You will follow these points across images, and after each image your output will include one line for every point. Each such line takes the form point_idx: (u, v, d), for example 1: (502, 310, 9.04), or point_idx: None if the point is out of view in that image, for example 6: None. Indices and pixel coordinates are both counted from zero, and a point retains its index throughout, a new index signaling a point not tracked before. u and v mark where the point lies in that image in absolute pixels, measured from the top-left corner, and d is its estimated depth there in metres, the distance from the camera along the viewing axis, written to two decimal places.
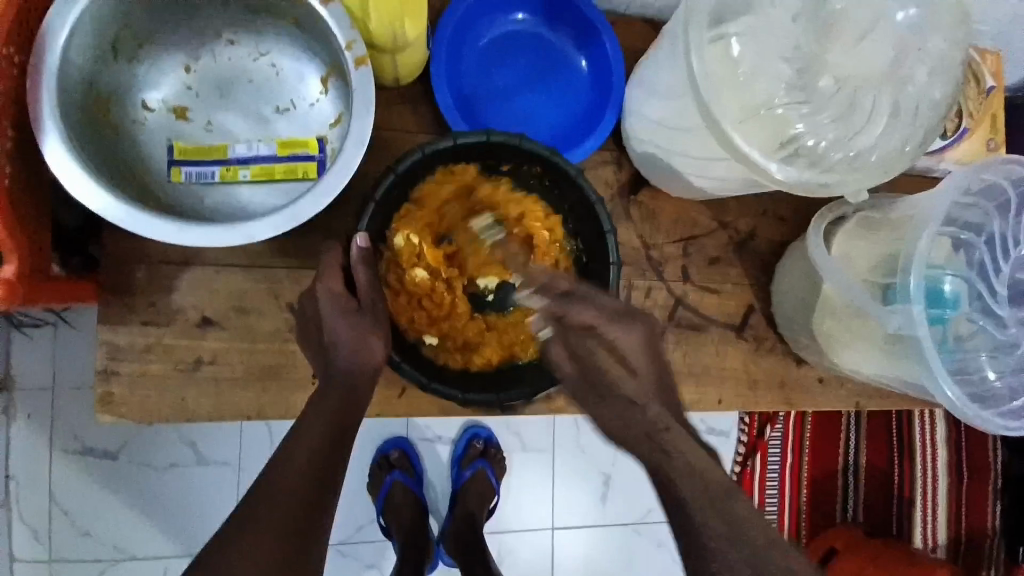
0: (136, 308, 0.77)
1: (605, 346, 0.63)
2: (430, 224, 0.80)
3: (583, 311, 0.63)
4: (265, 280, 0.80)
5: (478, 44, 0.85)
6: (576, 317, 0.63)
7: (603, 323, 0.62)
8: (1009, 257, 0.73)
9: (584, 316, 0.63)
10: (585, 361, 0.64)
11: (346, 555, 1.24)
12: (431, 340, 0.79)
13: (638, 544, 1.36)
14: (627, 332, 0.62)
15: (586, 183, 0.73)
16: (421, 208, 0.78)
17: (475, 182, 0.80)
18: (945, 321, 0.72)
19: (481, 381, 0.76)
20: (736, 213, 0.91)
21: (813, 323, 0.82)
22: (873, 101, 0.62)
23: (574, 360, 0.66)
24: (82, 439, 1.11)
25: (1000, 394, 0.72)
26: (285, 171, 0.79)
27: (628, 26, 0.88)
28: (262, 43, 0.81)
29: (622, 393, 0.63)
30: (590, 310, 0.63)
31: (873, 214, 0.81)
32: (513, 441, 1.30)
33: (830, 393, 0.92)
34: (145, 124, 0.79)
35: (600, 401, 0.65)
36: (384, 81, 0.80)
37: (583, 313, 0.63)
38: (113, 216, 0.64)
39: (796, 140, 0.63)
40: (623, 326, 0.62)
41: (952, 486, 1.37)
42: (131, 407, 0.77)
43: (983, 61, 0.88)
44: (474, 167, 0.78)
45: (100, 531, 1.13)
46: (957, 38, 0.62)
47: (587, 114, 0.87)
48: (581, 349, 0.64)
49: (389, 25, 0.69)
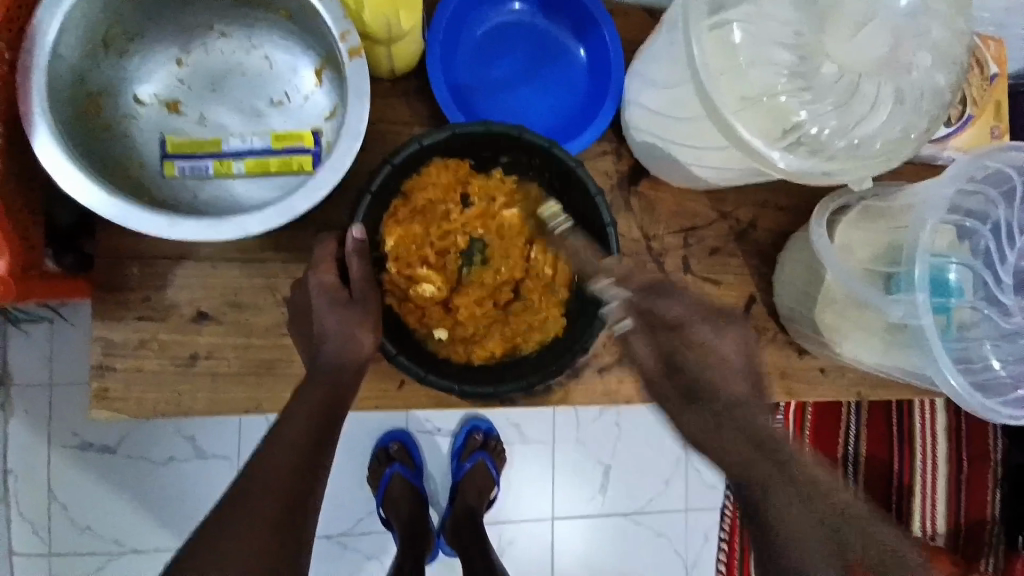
0: (130, 304, 0.76)
1: (698, 342, 0.69)
2: (425, 219, 0.79)
3: (668, 307, 0.71)
4: (260, 274, 0.79)
5: (474, 33, 0.84)
6: (663, 311, 0.71)
7: (695, 321, 0.70)
8: (1014, 245, 0.72)
9: (671, 311, 0.71)
10: (679, 357, 0.70)
11: (346, 546, 1.24)
12: (438, 335, 0.78)
13: (638, 535, 1.36)
14: (724, 332, 0.71)
15: (586, 174, 0.72)
16: (415, 205, 0.77)
17: (467, 176, 0.79)
18: (949, 309, 0.71)
19: (482, 374, 0.75)
20: (736, 203, 0.90)
21: (815, 315, 0.81)
22: (877, 88, 0.61)
23: (659, 357, 0.72)
24: (81, 434, 1.11)
25: (1004, 382, 0.71)
26: (279, 165, 0.78)
27: (627, 14, 0.86)
28: (254, 33, 0.79)
29: (713, 376, 0.68)
30: (678, 306, 0.71)
31: (873, 205, 0.80)
32: (513, 433, 1.30)
33: (831, 384, 0.92)
34: (136, 117, 0.77)
35: (688, 393, 0.69)
36: (378, 71, 0.78)
37: (670, 308, 0.71)
38: (104, 211, 0.63)
39: (798, 128, 0.62)
40: (721, 327, 0.71)
41: (951, 475, 1.38)
42: (127, 403, 0.76)
43: (986, 47, 0.87)
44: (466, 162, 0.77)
45: (101, 526, 1.13)
46: (960, 25, 0.61)
47: (585, 104, 0.86)
48: (678, 346, 0.70)
49: (382, 14, 0.67)
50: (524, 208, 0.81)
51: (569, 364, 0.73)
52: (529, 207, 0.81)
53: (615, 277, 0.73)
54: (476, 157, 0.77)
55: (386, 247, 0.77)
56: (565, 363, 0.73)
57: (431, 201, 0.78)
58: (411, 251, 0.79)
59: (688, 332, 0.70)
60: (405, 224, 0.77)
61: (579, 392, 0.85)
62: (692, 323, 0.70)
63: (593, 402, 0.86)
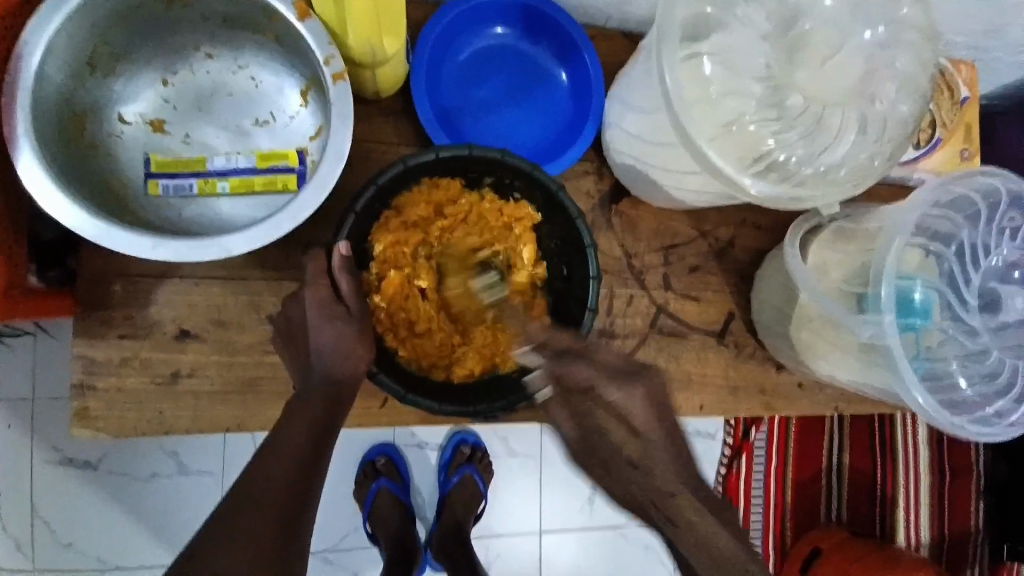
0: (113, 322, 0.76)
1: (605, 406, 0.66)
2: (412, 231, 0.79)
3: (579, 371, 0.68)
4: (244, 292, 0.79)
5: (458, 55, 0.86)
6: (572, 375, 0.68)
7: (601, 382, 0.67)
8: (977, 268, 0.75)
9: (580, 374, 0.68)
10: (586, 426, 0.66)
11: (331, 563, 1.24)
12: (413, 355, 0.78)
13: (625, 547, 1.36)
14: (630, 394, 0.66)
15: (567, 198, 0.74)
16: (403, 218, 0.78)
17: (457, 196, 0.80)
18: (917, 329, 0.73)
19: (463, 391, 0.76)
20: (716, 222, 0.92)
21: (791, 333, 0.83)
22: (842, 118, 0.63)
23: (578, 429, 0.67)
24: (64, 450, 1.10)
25: (972, 402, 0.74)
26: (263, 184, 0.79)
27: (607, 38, 0.88)
28: (240, 54, 0.80)
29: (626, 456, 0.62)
30: (588, 369, 0.68)
31: (846, 225, 0.83)
32: (501, 447, 1.31)
33: (810, 399, 0.94)
34: (121, 136, 0.78)
35: (607, 469, 0.65)
36: (363, 92, 0.80)
37: (582, 371, 0.68)
38: (86, 232, 0.64)
39: (768, 155, 0.64)
40: (622, 387, 0.66)
41: (933, 485, 1.39)
42: (108, 422, 0.76)
43: (958, 70, 0.90)
44: (457, 181, 0.79)
45: (83, 543, 1.12)
46: (924, 55, 0.64)
47: (567, 126, 0.88)
48: (580, 412, 0.67)
49: (367, 41, 0.68)
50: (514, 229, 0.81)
51: None
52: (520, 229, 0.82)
53: (594, 299, 0.74)
54: (465, 177, 0.79)
55: (374, 253, 0.78)
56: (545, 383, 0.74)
57: (422, 218, 0.79)
58: (398, 260, 0.79)
59: (598, 394, 0.66)
60: (393, 236, 0.78)
61: None
62: (597, 387, 0.67)
63: None
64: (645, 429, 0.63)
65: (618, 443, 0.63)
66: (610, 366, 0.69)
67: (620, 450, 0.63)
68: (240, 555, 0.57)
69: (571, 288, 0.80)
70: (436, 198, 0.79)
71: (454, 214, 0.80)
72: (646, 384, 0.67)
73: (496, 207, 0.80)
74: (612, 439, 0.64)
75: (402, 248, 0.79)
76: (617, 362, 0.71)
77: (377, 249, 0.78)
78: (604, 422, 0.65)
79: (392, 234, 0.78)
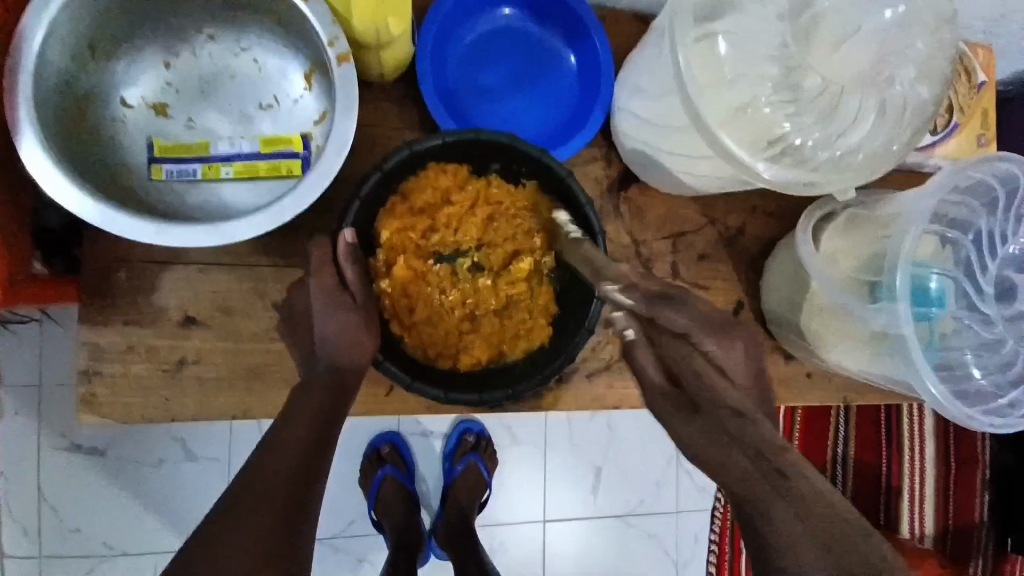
0: (117, 308, 0.76)
1: (704, 357, 0.60)
2: (420, 216, 0.78)
3: (675, 318, 0.58)
4: (249, 279, 0.79)
5: (464, 38, 0.84)
6: (668, 322, 0.58)
7: (700, 331, 0.59)
8: (995, 255, 0.73)
9: (679, 321, 0.58)
10: (679, 373, 0.62)
11: (337, 550, 1.24)
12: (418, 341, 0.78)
13: (629, 536, 1.37)
14: (727, 347, 0.61)
15: (575, 184, 0.73)
16: (411, 204, 0.77)
17: (465, 181, 0.78)
18: (932, 318, 0.72)
19: (468, 379, 0.76)
20: (726, 209, 0.90)
21: (801, 321, 0.82)
22: (858, 101, 0.62)
23: (663, 369, 0.64)
24: (71, 436, 1.10)
25: (985, 392, 0.73)
26: (268, 169, 0.78)
27: (616, 21, 0.86)
28: (244, 37, 0.79)
29: (725, 404, 0.60)
30: (684, 318, 0.58)
31: (859, 213, 0.81)
32: (505, 435, 1.30)
33: (819, 389, 0.93)
34: (124, 121, 0.77)
35: (694, 416, 0.62)
36: (368, 76, 0.78)
37: (675, 318, 0.59)
38: (89, 217, 0.63)
39: (783, 140, 0.63)
40: (721, 338, 0.60)
41: (939, 475, 1.39)
42: (113, 408, 0.76)
43: (974, 55, 0.88)
44: (464, 167, 0.78)
45: (90, 528, 1.12)
46: (944, 37, 0.62)
47: (574, 111, 0.86)
48: (674, 357, 0.61)
49: (372, 23, 0.67)
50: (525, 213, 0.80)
51: (550, 376, 0.74)
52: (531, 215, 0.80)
53: (602, 288, 0.73)
54: (472, 163, 0.78)
55: (381, 239, 0.77)
56: (550, 372, 0.73)
57: (430, 203, 0.78)
58: (406, 245, 0.78)
59: (689, 345, 0.60)
60: (400, 222, 0.77)
61: (569, 397, 0.85)
62: (697, 337, 0.59)
63: (582, 407, 0.86)
64: (741, 380, 0.62)
65: (719, 394, 0.60)
66: (701, 313, 0.61)
67: (716, 396, 0.60)
68: (247, 538, 0.54)
69: (579, 276, 0.79)
70: (443, 183, 0.77)
71: (462, 199, 0.78)
72: (745, 339, 0.64)
73: (506, 192, 0.79)
74: (714, 391, 0.60)
75: (409, 233, 0.78)
76: (706, 309, 0.63)
77: (384, 235, 0.77)
78: (698, 374, 0.61)
79: (399, 220, 0.77)
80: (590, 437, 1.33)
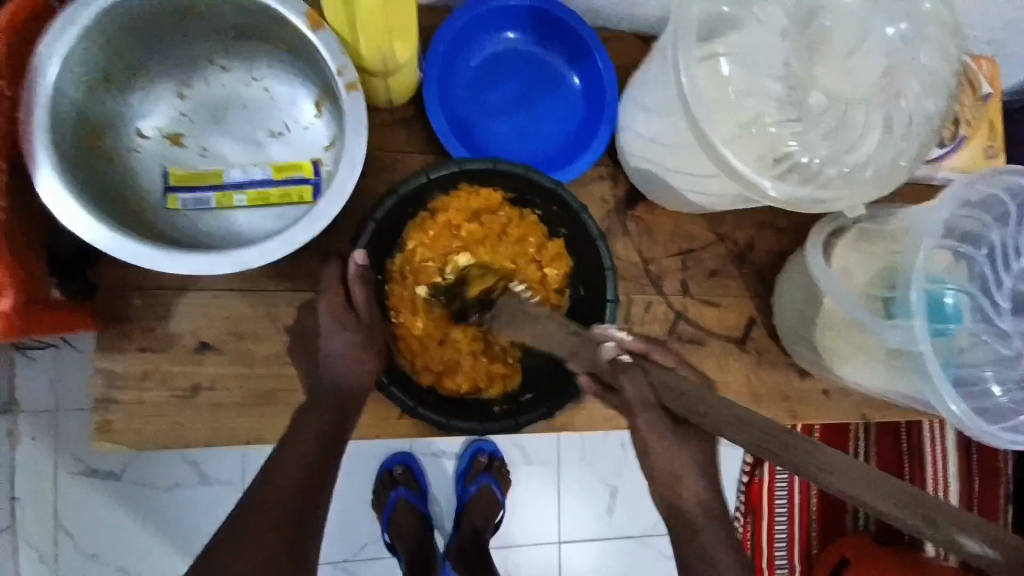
0: (133, 335, 0.77)
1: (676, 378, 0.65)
2: (442, 233, 0.79)
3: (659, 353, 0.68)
4: (261, 303, 0.80)
5: (469, 63, 0.85)
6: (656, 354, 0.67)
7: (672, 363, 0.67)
8: (1010, 270, 0.72)
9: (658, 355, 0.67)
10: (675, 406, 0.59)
11: (349, 573, 1.23)
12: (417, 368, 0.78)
13: (645, 557, 1.34)
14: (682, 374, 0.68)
15: (589, 219, 0.75)
16: (436, 219, 0.78)
17: (492, 208, 0.79)
18: (948, 333, 0.72)
19: (461, 407, 0.76)
20: (734, 225, 0.90)
21: (814, 337, 0.81)
22: (865, 116, 0.62)
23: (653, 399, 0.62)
24: (86, 461, 1.11)
25: (1006, 408, 0.71)
26: (279, 195, 0.80)
27: (620, 43, 0.88)
28: (255, 67, 0.81)
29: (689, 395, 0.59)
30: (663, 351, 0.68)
31: (870, 226, 0.81)
32: (518, 455, 1.29)
33: (836, 405, 0.91)
34: (139, 152, 0.79)
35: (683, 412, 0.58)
36: (376, 102, 0.80)
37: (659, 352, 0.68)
38: (104, 246, 0.64)
39: (789, 156, 0.63)
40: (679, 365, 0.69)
41: (963, 492, 1.34)
42: (129, 435, 0.76)
43: (980, 66, 0.88)
44: (498, 192, 0.77)
45: (106, 554, 1.13)
46: (948, 51, 0.62)
47: (579, 130, 0.87)
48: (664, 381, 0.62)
49: (379, 49, 0.69)
50: (546, 256, 0.81)
51: (554, 411, 0.74)
52: (549, 257, 0.81)
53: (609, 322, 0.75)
54: (505, 190, 0.78)
55: (406, 248, 0.79)
56: (555, 406, 0.74)
57: (456, 222, 0.79)
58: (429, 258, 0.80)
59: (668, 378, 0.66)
60: (425, 236, 0.78)
61: (581, 416, 0.85)
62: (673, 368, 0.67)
63: (595, 426, 0.86)
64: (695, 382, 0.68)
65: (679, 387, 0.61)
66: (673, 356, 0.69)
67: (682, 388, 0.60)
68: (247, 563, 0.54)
69: (587, 307, 0.79)
70: (471, 204, 0.78)
71: (485, 223, 0.80)
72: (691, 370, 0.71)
73: (535, 230, 0.80)
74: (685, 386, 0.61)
75: (431, 247, 0.80)
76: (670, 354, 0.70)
77: (408, 247, 0.78)
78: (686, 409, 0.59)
79: (425, 234, 0.78)
80: (604, 457, 1.31)
